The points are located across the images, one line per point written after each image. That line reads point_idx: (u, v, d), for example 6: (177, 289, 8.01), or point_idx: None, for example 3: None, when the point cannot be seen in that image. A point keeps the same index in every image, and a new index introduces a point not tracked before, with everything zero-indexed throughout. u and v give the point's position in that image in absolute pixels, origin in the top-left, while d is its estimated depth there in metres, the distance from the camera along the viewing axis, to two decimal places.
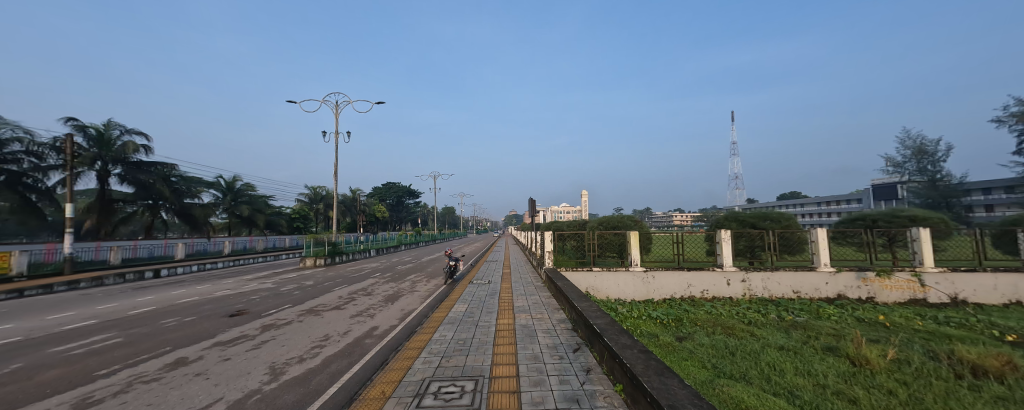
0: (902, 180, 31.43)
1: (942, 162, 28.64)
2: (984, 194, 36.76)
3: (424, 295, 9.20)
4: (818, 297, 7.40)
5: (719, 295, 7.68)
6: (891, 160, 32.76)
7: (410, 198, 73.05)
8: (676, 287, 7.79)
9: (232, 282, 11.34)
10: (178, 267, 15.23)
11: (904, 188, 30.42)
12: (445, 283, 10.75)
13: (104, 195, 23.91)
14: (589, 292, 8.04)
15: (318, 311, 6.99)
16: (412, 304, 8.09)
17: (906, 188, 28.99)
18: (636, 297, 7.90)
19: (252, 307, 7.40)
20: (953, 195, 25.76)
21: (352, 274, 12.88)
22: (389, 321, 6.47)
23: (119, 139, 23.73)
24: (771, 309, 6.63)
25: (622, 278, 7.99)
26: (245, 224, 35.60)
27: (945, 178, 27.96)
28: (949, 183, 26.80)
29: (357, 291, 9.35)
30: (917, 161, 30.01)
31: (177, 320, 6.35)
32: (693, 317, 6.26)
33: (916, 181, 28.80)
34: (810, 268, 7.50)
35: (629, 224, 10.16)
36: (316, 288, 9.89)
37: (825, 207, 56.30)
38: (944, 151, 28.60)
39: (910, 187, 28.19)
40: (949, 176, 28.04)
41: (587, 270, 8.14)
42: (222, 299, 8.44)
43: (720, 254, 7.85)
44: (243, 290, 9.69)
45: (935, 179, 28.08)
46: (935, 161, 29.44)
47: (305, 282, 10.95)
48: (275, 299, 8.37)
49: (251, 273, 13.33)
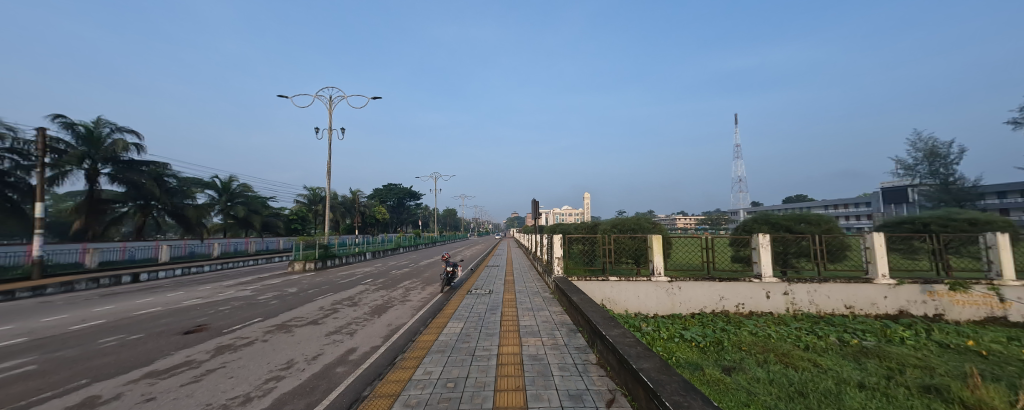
0: (913, 183, 30.04)
1: (955, 164, 27.30)
2: (998, 197, 35.10)
3: (417, 306, 8.14)
4: (875, 314, 6.33)
5: (758, 310, 6.61)
6: (901, 162, 31.36)
7: (410, 199, 72.18)
8: (706, 300, 6.74)
9: (210, 289, 10.39)
10: (159, 271, 14.29)
11: (914, 191, 29.02)
12: (442, 292, 9.72)
13: (94, 195, 23.13)
14: (605, 304, 7.00)
15: (289, 327, 5.95)
16: (401, 317, 7.05)
17: (916, 191, 27.73)
18: (660, 311, 6.84)
19: (215, 322, 6.37)
20: (967, 198, 24.51)
21: (341, 280, 11.89)
22: (371, 342, 5.44)
23: (109, 137, 22.95)
24: (827, 329, 5.55)
25: (643, 289, 6.93)
26: (241, 226, 34.80)
27: (959, 181, 26.61)
28: (961, 186, 25.56)
29: (342, 301, 8.31)
30: (929, 163, 28.65)
31: (118, 339, 5.34)
32: (735, 339, 5.23)
33: (927, 184, 27.44)
34: (865, 280, 6.41)
35: (647, 226, 9.06)
36: (297, 297, 8.87)
37: (832, 210, 54.75)
38: (958, 153, 27.28)
39: (921, 190, 26.97)
40: (963, 179, 26.59)
41: (602, 279, 7.10)
42: (189, 309, 7.47)
43: (757, 262, 6.77)
44: (218, 298, 8.75)
45: (946, 182, 26.76)
46: (947, 163, 28.08)
47: (288, 289, 9.96)
48: (246, 310, 7.35)
49: (233, 278, 12.34)
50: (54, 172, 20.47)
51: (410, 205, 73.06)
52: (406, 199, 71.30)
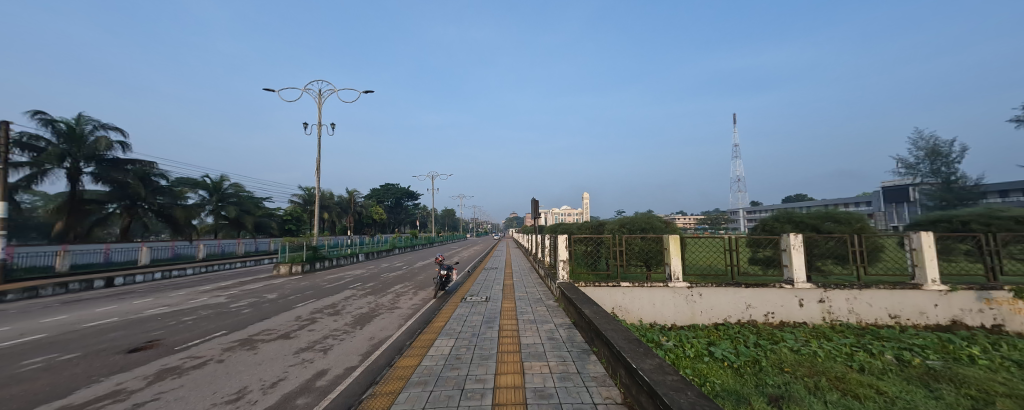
0: (914, 182, 29.30)
1: (957, 163, 26.53)
2: (1001, 196, 34.33)
3: (406, 315, 7.31)
4: (924, 324, 5.60)
5: (790, 320, 5.84)
6: (903, 161, 30.44)
7: (407, 200, 71.34)
8: (731, 309, 5.98)
9: (183, 295, 9.55)
10: (136, 275, 13.41)
11: (915, 191, 28.22)
12: (435, 298, 8.89)
13: (76, 195, 22.23)
14: (616, 313, 6.23)
15: (253, 343, 5.12)
16: (386, 329, 6.22)
17: (917, 191, 26.98)
18: (679, 321, 6.07)
19: (169, 337, 5.53)
20: (969, 197, 23.65)
21: (327, 285, 11.05)
22: (346, 362, 4.60)
23: (91, 135, 22.09)
24: (878, 345, 4.76)
25: (660, 296, 6.14)
26: (232, 227, 33.89)
27: (961, 181, 25.84)
28: (963, 186, 24.69)
29: (323, 309, 7.48)
30: (931, 162, 27.85)
31: (46, 360, 4.50)
32: (774, 357, 4.43)
33: (928, 183, 26.67)
34: (912, 286, 5.66)
35: (660, 226, 8.30)
36: (274, 305, 8.02)
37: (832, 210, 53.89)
38: (960, 152, 26.50)
39: (922, 189, 26.22)
40: (965, 178, 25.79)
41: (613, 285, 6.31)
42: (147, 320, 6.62)
43: (788, 265, 6.01)
44: (186, 305, 7.90)
45: (948, 182, 25.99)
46: (949, 162, 27.33)
47: (267, 295, 9.11)
48: (211, 321, 6.52)
49: (212, 283, 11.50)
50: (32, 171, 19.61)
51: (407, 205, 72.26)
52: (404, 199, 70.58)
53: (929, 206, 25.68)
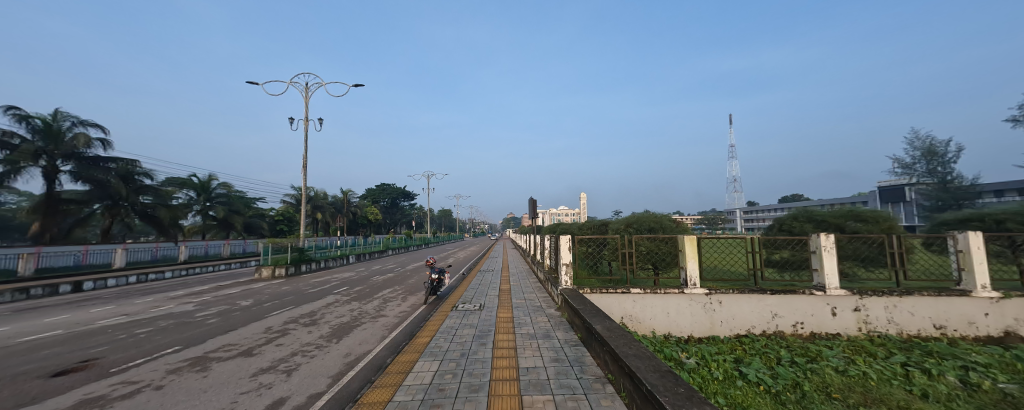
0: (911, 181, 28.10)
1: (954, 162, 25.34)
2: (996, 196, 33.97)
3: (391, 324, 6.54)
4: (972, 335, 4.99)
5: (821, 331, 5.19)
6: (899, 160, 29.95)
7: (402, 200, 70.34)
8: (755, 318, 5.32)
9: (150, 301, 8.74)
10: (107, 280, 12.54)
11: (911, 191, 27.38)
12: (425, 304, 8.14)
13: (53, 195, 21.18)
14: (626, 323, 5.54)
15: (205, 364, 4.36)
16: (366, 343, 5.46)
17: (914, 190, 26.34)
18: (696, 332, 5.40)
19: (110, 355, 4.75)
20: (967, 197, 23.05)
21: (310, 290, 10.26)
22: (310, 388, 3.84)
23: (69, 132, 21.10)
24: (934, 362, 4.08)
25: (675, 303, 5.47)
26: (221, 228, 32.88)
27: (959, 180, 24.84)
28: (960, 185, 24.01)
29: (299, 318, 6.72)
30: (927, 162, 26.80)
31: None
32: (819, 381, 3.72)
33: (925, 182, 26.05)
34: (960, 293, 5.02)
35: (670, 226, 7.61)
36: (245, 314, 7.23)
37: None
38: (957, 151, 25.53)
39: (918, 189, 25.62)
40: (960, 177, 25.29)
41: (622, 291, 5.61)
42: (95, 333, 5.82)
43: (818, 269, 5.36)
44: (147, 314, 7.10)
45: (945, 181, 25.03)
46: (945, 161, 26.17)
47: (241, 302, 8.31)
48: (168, 334, 5.75)
49: (186, 288, 10.69)
50: (5, 169, 18.57)
51: (403, 205, 71.41)
52: (399, 199, 69.68)
53: (926, 206, 25.07)
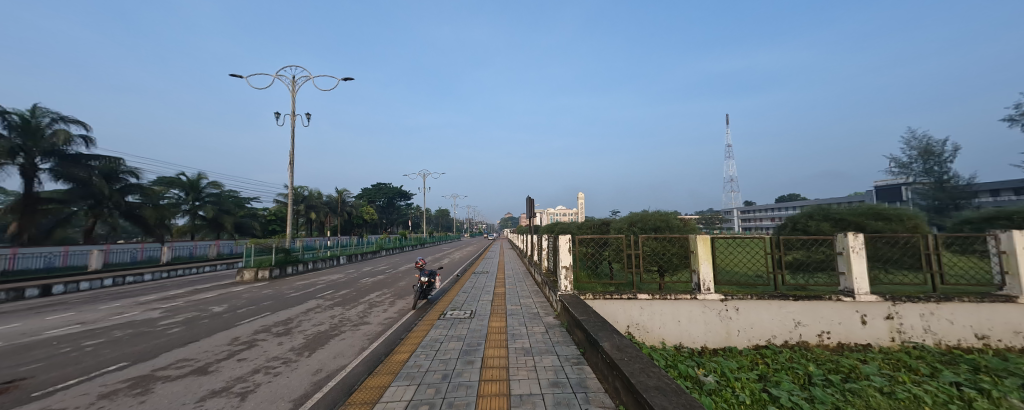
0: (908, 181, 27.66)
1: (951, 162, 24.78)
2: (992, 195, 33.62)
3: (372, 333, 5.93)
4: (1017, 345, 4.47)
5: (849, 341, 4.67)
6: (897, 159, 29.53)
7: (399, 199, 69.53)
8: (776, 327, 4.79)
9: (117, 307, 8.09)
10: (80, 283, 11.83)
11: (908, 191, 26.95)
12: (413, 310, 7.55)
13: (31, 194, 20.31)
14: (632, 332, 4.99)
15: (145, 387, 3.73)
16: (341, 357, 4.85)
17: (910, 190, 25.92)
18: (710, 342, 4.86)
19: (41, 374, 4.12)
20: (964, 197, 22.64)
21: (292, 294, 9.63)
22: None
23: (49, 128, 20.25)
24: (993, 382, 3.51)
25: (687, 311, 4.91)
26: (211, 228, 32.08)
27: (954, 180, 24.49)
28: (957, 184, 23.55)
29: (271, 327, 6.09)
30: (923, 161, 26.25)
31: None
32: (863, 405, 3.13)
33: (921, 182, 25.72)
34: (1004, 299, 4.50)
35: (677, 225, 7.06)
36: (214, 322, 6.59)
37: None
38: (955, 150, 24.94)
39: (915, 188, 25.26)
40: (956, 177, 24.91)
41: (627, 298, 5.05)
42: (36, 345, 5.18)
43: (845, 273, 4.83)
44: (105, 323, 6.44)
45: (941, 181, 24.67)
46: (942, 161, 25.60)
47: (213, 308, 7.67)
48: (118, 347, 5.10)
49: (160, 292, 10.02)
50: None
51: (399, 205, 70.80)
52: (395, 199, 68.90)
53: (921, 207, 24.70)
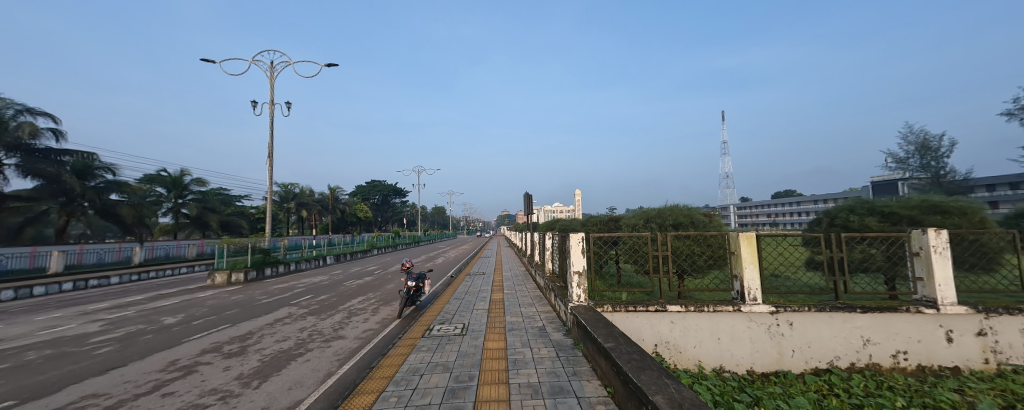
0: (904, 177, 26.96)
1: (948, 156, 23.97)
2: (986, 190, 33.03)
3: (345, 352, 4.94)
4: None
5: (930, 364, 3.79)
6: (894, 154, 28.86)
7: (392, 197, 68.07)
8: (840, 347, 3.89)
9: (56, 319, 7.00)
10: (33, 288, 10.68)
11: (904, 187, 26.20)
12: (398, 320, 6.56)
13: None
14: (661, 352, 4.07)
15: None
16: (298, 387, 3.84)
17: (907, 186, 25.14)
18: (758, 365, 3.95)
19: None
20: (962, 192, 21.91)
21: (263, 300, 8.56)
22: None
23: (13, 120, 18.83)
24: None
25: (728, 326, 3.98)
26: (196, 227, 30.77)
27: (952, 175, 23.76)
28: (953, 180, 22.90)
29: (221, 347, 5.04)
30: (920, 156, 25.39)
31: None
32: None
33: (916, 177, 24.90)
34: None
35: (702, 221, 6.11)
36: (158, 338, 5.55)
37: (818, 207, 52.75)
38: (951, 145, 24.20)
39: (912, 184, 24.55)
40: (953, 172, 24.28)
41: (655, 311, 4.09)
42: None
43: (922, 279, 3.91)
44: (21, 341, 5.36)
45: (939, 176, 23.94)
46: (939, 156, 24.98)
47: (164, 319, 6.63)
48: (17, 376, 4.06)
49: (115, 299, 8.92)
50: None
51: (394, 203, 69.61)
52: (390, 196, 67.70)
53: None
